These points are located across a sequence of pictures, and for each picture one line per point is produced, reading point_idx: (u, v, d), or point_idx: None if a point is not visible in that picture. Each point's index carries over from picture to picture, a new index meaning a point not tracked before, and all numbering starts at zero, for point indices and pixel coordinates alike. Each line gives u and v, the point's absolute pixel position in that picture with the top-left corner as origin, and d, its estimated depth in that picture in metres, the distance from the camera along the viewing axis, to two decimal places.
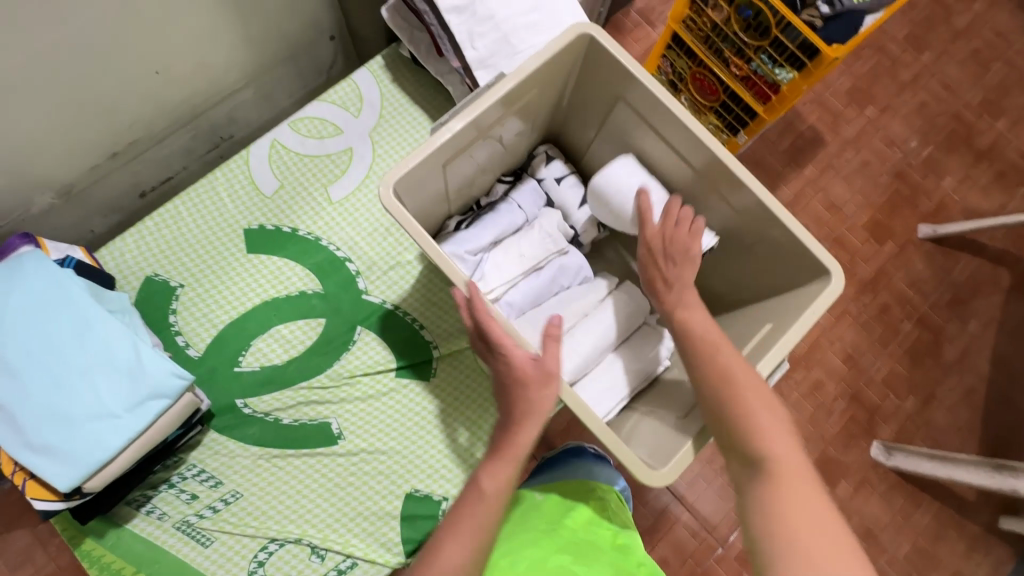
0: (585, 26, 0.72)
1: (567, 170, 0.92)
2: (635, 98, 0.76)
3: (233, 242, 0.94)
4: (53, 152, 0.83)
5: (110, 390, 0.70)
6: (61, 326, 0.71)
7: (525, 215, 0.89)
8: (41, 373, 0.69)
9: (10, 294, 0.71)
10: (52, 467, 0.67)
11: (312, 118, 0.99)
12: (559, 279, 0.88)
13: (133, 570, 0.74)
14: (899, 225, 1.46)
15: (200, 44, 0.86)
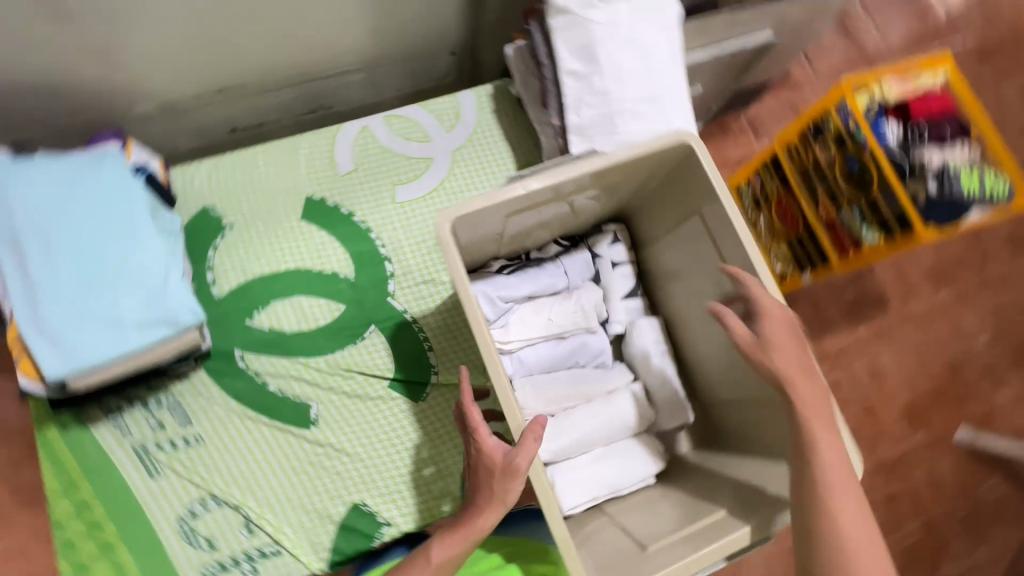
0: (688, 136, 0.72)
1: (625, 257, 0.92)
2: (711, 216, 0.75)
3: (293, 204, 0.97)
4: (167, 71, 0.88)
5: (128, 305, 0.72)
6: (110, 232, 0.74)
7: (568, 282, 0.89)
8: (77, 266, 0.72)
9: (79, 187, 0.74)
10: (49, 353, 0.69)
11: (408, 119, 1.03)
12: (577, 355, 0.87)
13: (80, 473, 0.81)
14: (938, 418, 1.38)
15: (331, 23, 0.91)
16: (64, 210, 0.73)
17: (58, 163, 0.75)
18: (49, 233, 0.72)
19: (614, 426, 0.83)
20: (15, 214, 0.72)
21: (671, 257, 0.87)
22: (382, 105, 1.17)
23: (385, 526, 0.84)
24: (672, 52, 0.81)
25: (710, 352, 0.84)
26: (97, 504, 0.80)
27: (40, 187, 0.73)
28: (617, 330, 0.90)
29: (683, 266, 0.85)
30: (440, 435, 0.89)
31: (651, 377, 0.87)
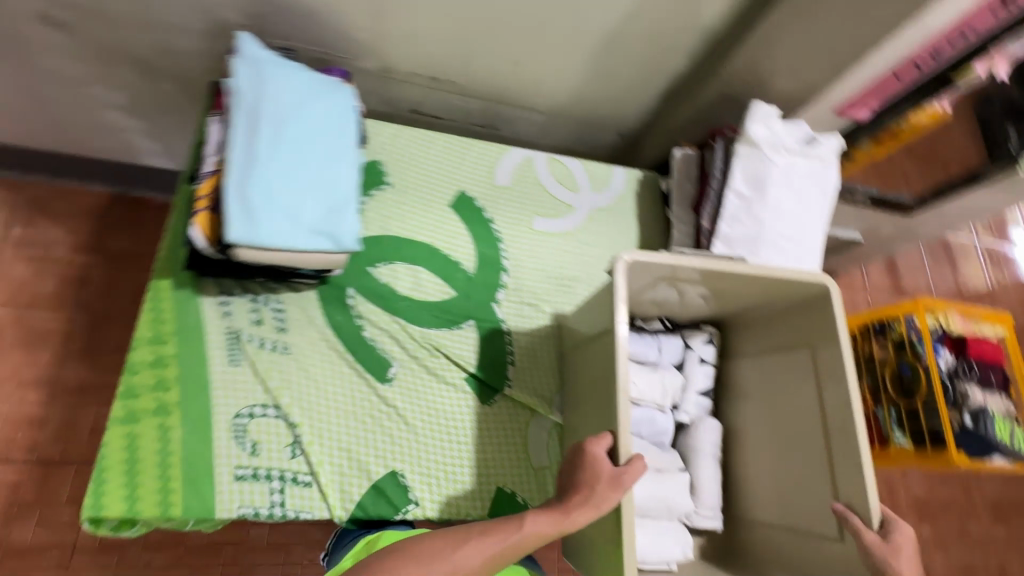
0: (827, 280, 0.84)
1: (711, 358, 1.00)
2: (822, 358, 0.84)
3: (447, 191, 1.06)
4: (412, 47, 1.02)
5: (317, 211, 0.79)
6: (328, 147, 0.83)
7: (657, 357, 0.97)
8: (291, 160, 0.79)
9: (320, 99, 0.84)
10: (238, 217, 0.73)
11: (566, 167, 1.15)
12: (642, 424, 0.92)
13: (171, 331, 0.83)
14: None
15: (555, 71, 1.06)
16: (301, 110, 0.81)
17: (312, 74, 0.85)
18: (282, 122, 0.79)
19: (657, 501, 0.87)
20: (263, 93, 0.79)
21: (756, 376, 0.96)
22: (540, 146, 1.30)
23: (411, 504, 0.86)
24: (818, 212, 0.96)
25: (766, 472, 0.91)
26: (173, 366, 0.82)
27: (291, 84, 0.82)
28: (682, 419, 0.97)
29: (767, 388, 0.94)
30: (490, 441, 0.92)
31: (702, 474, 0.94)
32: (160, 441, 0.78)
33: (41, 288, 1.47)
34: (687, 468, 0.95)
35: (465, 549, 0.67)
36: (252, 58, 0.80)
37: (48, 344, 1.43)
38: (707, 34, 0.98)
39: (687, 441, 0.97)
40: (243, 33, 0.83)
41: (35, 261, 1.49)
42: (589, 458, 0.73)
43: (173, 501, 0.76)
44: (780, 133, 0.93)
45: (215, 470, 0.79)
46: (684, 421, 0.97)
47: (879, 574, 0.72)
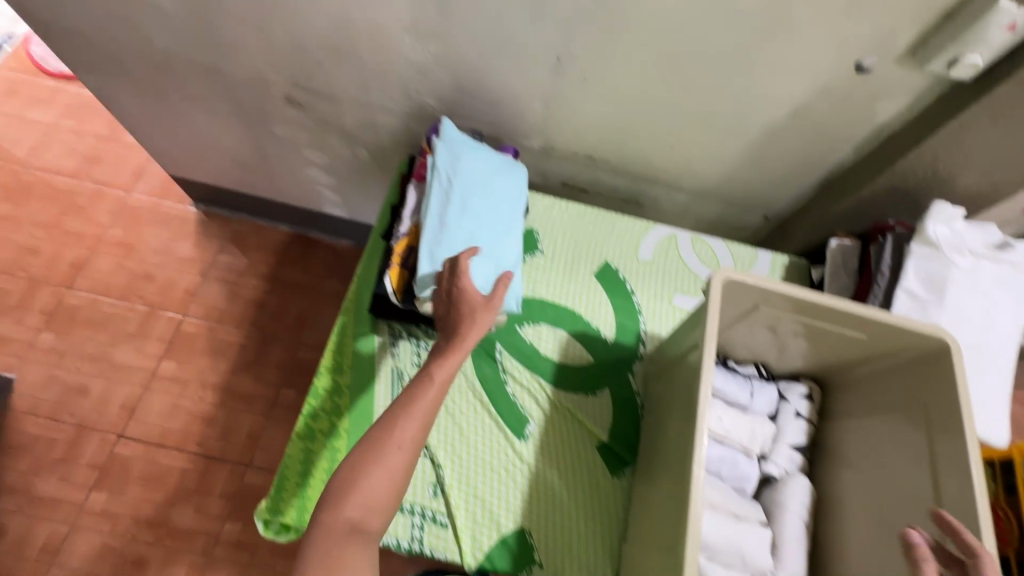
0: (945, 333, 0.76)
1: (808, 416, 0.94)
2: (940, 441, 0.74)
3: (592, 260, 1.13)
4: (575, 129, 1.12)
5: (486, 272, 0.88)
6: (502, 217, 0.93)
7: (748, 401, 0.94)
8: (472, 226, 0.90)
9: (499, 176, 0.95)
10: (426, 272, 0.84)
11: (710, 248, 1.17)
12: (723, 466, 0.89)
13: (349, 363, 0.96)
14: None
15: (708, 155, 1.10)
16: (485, 185, 0.93)
17: (495, 154, 0.97)
18: (468, 192, 0.91)
19: (730, 547, 0.81)
20: (459, 168, 0.92)
21: (858, 442, 0.87)
22: (679, 224, 1.33)
23: (533, 565, 0.87)
24: (1007, 323, 0.86)
25: None
26: (347, 394, 0.93)
27: (479, 161, 0.95)
28: (771, 472, 0.90)
29: (866, 458, 0.84)
30: (604, 503, 0.92)
31: (786, 534, 0.84)
32: (330, 461, 0.88)
33: (230, 305, 1.76)
34: (769, 524, 0.86)
35: (410, 426, 0.71)
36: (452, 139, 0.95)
37: (227, 354, 1.69)
38: (878, 130, 0.96)
39: (771, 495, 0.88)
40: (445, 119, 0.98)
41: (229, 283, 1.79)
42: (461, 288, 0.79)
43: None
44: (964, 235, 0.87)
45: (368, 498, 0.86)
46: (772, 474, 0.90)
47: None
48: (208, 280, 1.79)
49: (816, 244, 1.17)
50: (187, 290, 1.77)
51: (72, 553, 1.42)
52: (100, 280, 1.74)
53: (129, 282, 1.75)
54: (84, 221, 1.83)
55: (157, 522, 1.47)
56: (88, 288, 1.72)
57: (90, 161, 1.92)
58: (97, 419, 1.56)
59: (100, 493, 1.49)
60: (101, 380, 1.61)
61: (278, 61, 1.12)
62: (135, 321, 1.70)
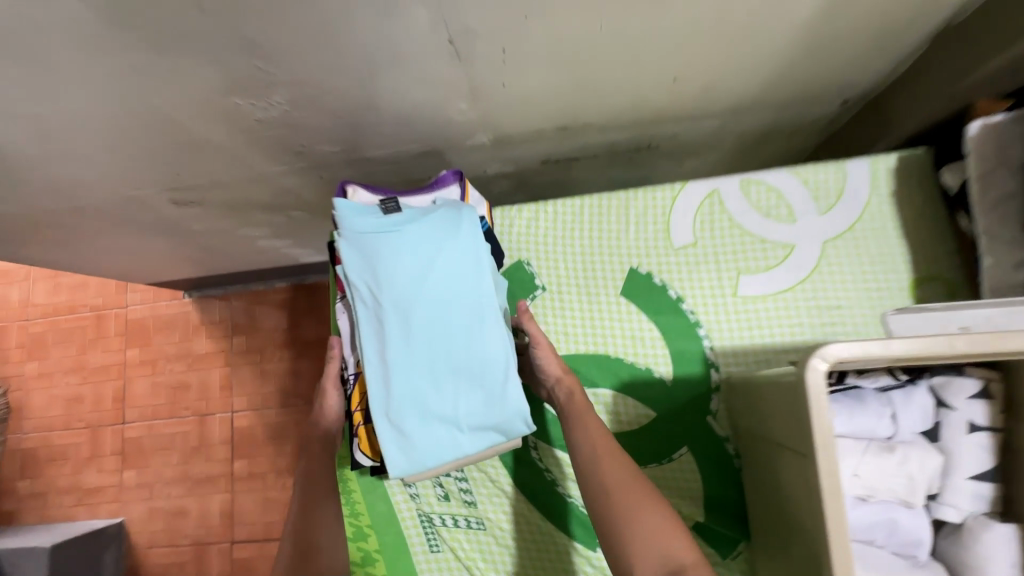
0: None
1: (989, 423, 0.64)
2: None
3: (613, 273, 0.82)
4: (526, 108, 0.75)
5: (469, 408, 0.64)
6: (463, 317, 0.64)
7: (891, 430, 0.65)
8: (430, 354, 0.64)
9: (438, 257, 0.65)
10: (396, 451, 0.63)
11: (771, 190, 0.81)
12: (876, 532, 0.64)
13: (368, 524, 0.79)
14: None
15: (736, 67, 0.70)
16: (424, 283, 0.64)
17: (421, 223, 0.65)
18: (406, 307, 0.64)
19: None
20: (381, 281, 0.64)
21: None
22: (717, 148, 0.94)
23: None
24: None
25: None
26: (378, 560, 0.78)
27: (403, 251, 0.65)
28: (947, 517, 0.64)
29: None
30: None
31: None
32: None
33: (267, 385, 1.67)
34: None
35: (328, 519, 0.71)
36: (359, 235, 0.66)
37: (287, 435, 1.64)
38: None
39: (953, 551, 0.63)
40: (339, 202, 0.68)
41: (257, 363, 1.69)
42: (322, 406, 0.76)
43: None
44: None
45: None
46: (949, 520, 0.64)
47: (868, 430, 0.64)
48: (237, 367, 1.70)
49: (941, 123, 0.75)
50: (223, 385, 1.70)
51: None
52: (145, 405, 1.72)
53: (170, 396, 1.71)
54: (103, 351, 1.78)
55: None
56: (140, 416, 1.72)
57: (77, 288, 1.82)
58: (207, 533, 1.62)
59: None
60: (193, 497, 1.65)
61: (127, 176, 0.85)
62: (193, 432, 1.68)
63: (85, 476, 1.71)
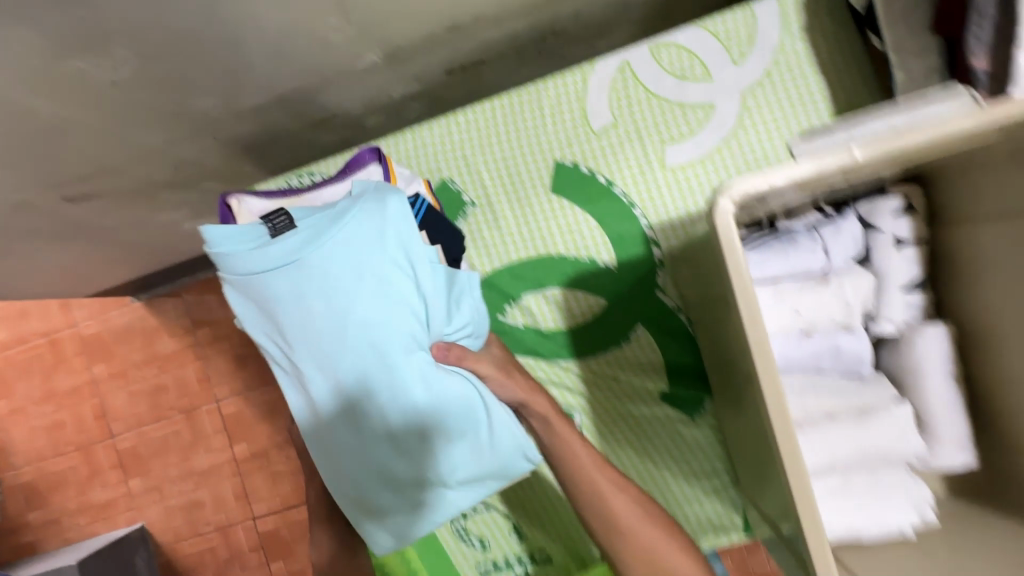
0: None
1: (913, 235, 0.65)
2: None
3: (539, 173, 0.79)
4: (403, 12, 0.69)
5: (435, 463, 0.67)
6: (403, 373, 0.64)
7: (825, 263, 0.67)
8: (368, 405, 0.65)
9: (365, 334, 0.64)
10: (388, 521, 0.71)
11: (683, 50, 0.77)
12: (822, 360, 0.67)
13: None
14: None
15: None
16: (353, 346, 0.64)
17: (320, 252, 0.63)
18: (328, 349, 0.64)
19: (859, 454, 0.65)
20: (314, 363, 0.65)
21: (1002, 246, 0.58)
22: (626, 19, 0.89)
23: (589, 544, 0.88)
24: None
25: None
26: None
27: (310, 289, 0.63)
28: (886, 332, 0.67)
29: (1008, 261, 0.58)
30: (692, 457, 0.77)
31: (931, 400, 0.65)
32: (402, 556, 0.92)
33: (244, 369, 1.66)
34: (904, 395, 0.67)
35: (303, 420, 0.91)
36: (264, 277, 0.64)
37: (277, 410, 1.65)
38: None
39: (893, 359, 0.67)
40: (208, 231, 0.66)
41: (228, 350, 1.67)
42: None
43: None
44: None
45: None
46: (888, 334, 0.67)
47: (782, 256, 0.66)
48: (210, 359, 1.68)
49: None
50: (200, 378, 1.68)
51: None
52: (129, 415, 1.70)
53: (151, 401, 1.70)
54: (68, 374, 1.73)
55: None
56: (127, 428, 1.71)
57: (19, 318, 1.74)
58: (227, 516, 1.67)
59: (277, 563, 1.66)
60: (204, 488, 1.68)
61: None
62: (184, 429, 1.69)
63: (91, 494, 1.72)
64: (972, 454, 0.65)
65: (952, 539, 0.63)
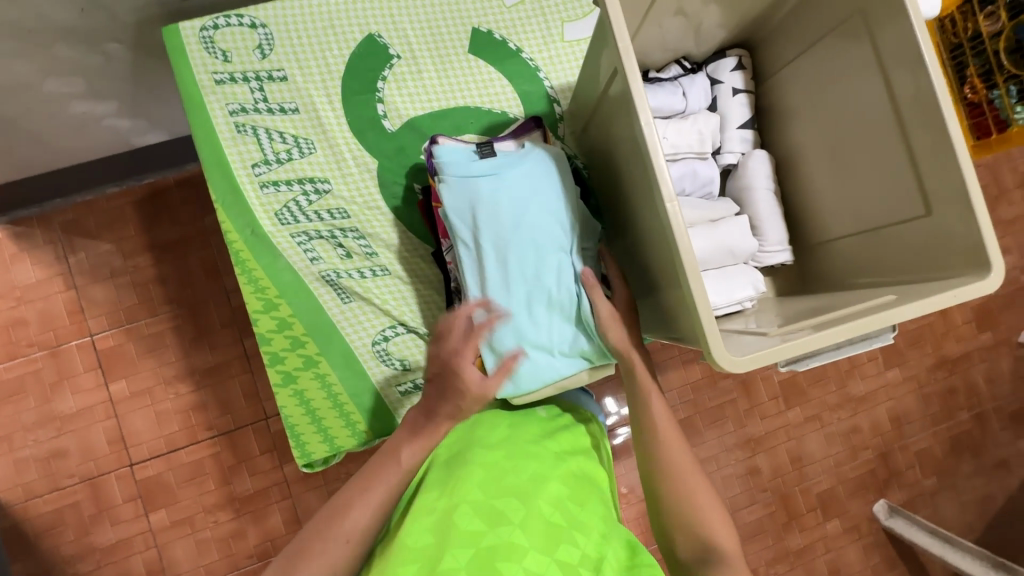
0: None
1: (745, 86, 0.87)
2: (886, 47, 0.66)
3: (459, 36, 0.90)
4: None
5: (555, 329, 0.75)
6: (547, 250, 0.74)
7: (685, 105, 0.87)
8: (517, 275, 0.74)
9: (524, 213, 0.74)
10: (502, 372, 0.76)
11: None
12: (684, 182, 0.85)
13: (276, 293, 0.83)
14: (983, 334, 1.67)
15: None
16: (512, 224, 0.73)
17: (518, 163, 0.75)
18: (504, 241, 0.74)
19: (715, 250, 0.81)
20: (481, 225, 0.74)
21: (801, 82, 0.81)
22: None
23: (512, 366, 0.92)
24: None
25: (840, 200, 0.80)
26: (295, 323, 0.84)
27: (504, 193, 0.74)
28: (728, 162, 0.87)
29: (812, 93, 0.80)
30: None
31: (759, 209, 0.84)
32: (320, 386, 0.84)
33: (127, 299, 1.52)
34: (742, 210, 0.86)
35: None
36: (463, 176, 0.75)
37: (166, 344, 1.52)
38: None
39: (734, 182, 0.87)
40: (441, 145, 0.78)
41: (108, 279, 1.52)
42: None
43: (362, 429, 0.85)
44: None
45: (379, 392, 0.85)
46: (730, 163, 0.87)
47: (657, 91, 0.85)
48: (84, 290, 1.51)
49: None
50: (72, 310, 1.51)
51: (174, 563, 1.50)
52: None
53: (5, 338, 1.49)
54: None
55: (227, 502, 1.52)
56: None
57: None
58: (98, 465, 1.49)
59: (157, 513, 1.50)
60: (70, 435, 1.49)
61: None
62: (48, 368, 1.49)
63: None
64: (788, 250, 0.86)
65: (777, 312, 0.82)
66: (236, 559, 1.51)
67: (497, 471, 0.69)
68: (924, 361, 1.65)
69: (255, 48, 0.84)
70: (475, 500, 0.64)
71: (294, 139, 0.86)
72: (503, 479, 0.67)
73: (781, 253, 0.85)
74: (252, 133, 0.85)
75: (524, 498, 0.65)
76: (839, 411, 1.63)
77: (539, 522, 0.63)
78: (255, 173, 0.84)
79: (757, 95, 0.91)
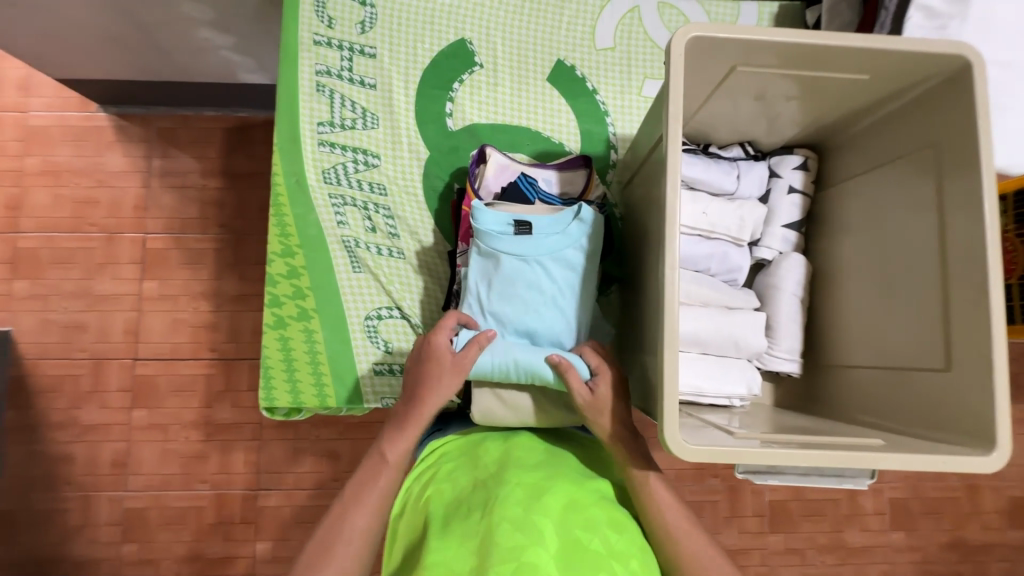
0: (970, 50, 0.62)
1: (802, 186, 0.85)
2: (949, 190, 0.63)
3: (543, 62, 0.94)
4: None
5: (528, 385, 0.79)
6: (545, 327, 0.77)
7: (736, 186, 0.85)
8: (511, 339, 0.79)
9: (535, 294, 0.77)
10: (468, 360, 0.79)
11: (680, 14, 0.95)
12: (712, 261, 0.83)
13: (297, 243, 0.88)
14: (1011, 529, 1.50)
15: None
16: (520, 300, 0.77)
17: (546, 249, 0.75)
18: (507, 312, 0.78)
19: (721, 339, 0.78)
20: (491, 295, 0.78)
21: (858, 200, 0.79)
22: None
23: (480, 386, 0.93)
24: None
25: (864, 327, 0.75)
26: (304, 275, 0.87)
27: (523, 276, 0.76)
28: (762, 257, 0.85)
29: (868, 216, 0.76)
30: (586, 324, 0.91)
31: (780, 311, 0.81)
32: (307, 342, 0.87)
33: (187, 211, 1.64)
34: (762, 307, 0.83)
35: None
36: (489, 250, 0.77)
37: (203, 261, 1.62)
38: None
39: (765, 278, 0.84)
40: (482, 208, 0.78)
41: (177, 189, 1.64)
42: None
43: (327, 392, 0.86)
44: None
45: (356, 365, 0.87)
46: (764, 258, 0.85)
47: (711, 164, 0.84)
48: (154, 190, 1.64)
49: None
50: (137, 206, 1.64)
51: (138, 462, 1.56)
52: (44, 216, 1.62)
53: (75, 211, 1.63)
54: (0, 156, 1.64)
55: (203, 423, 1.57)
56: (37, 229, 1.62)
57: None
58: (108, 348, 1.60)
59: (140, 411, 1.58)
60: (95, 313, 1.61)
61: None
62: (99, 248, 1.62)
63: None
64: (798, 362, 0.82)
65: (766, 419, 0.79)
66: (191, 479, 1.55)
67: (534, 485, 0.63)
68: (936, 535, 1.50)
69: (357, 23, 0.91)
70: (513, 514, 0.58)
71: (363, 111, 0.91)
72: (541, 494, 0.62)
73: (791, 362, 0.81)
74: (328, 95, 0.91)
75: (565, 520, 0.59)
76: (825, 554, 1.50)
77: (580, 549, 0.56)
78: (317, 131, 0.90)
79: (814, 199, 0.88)
